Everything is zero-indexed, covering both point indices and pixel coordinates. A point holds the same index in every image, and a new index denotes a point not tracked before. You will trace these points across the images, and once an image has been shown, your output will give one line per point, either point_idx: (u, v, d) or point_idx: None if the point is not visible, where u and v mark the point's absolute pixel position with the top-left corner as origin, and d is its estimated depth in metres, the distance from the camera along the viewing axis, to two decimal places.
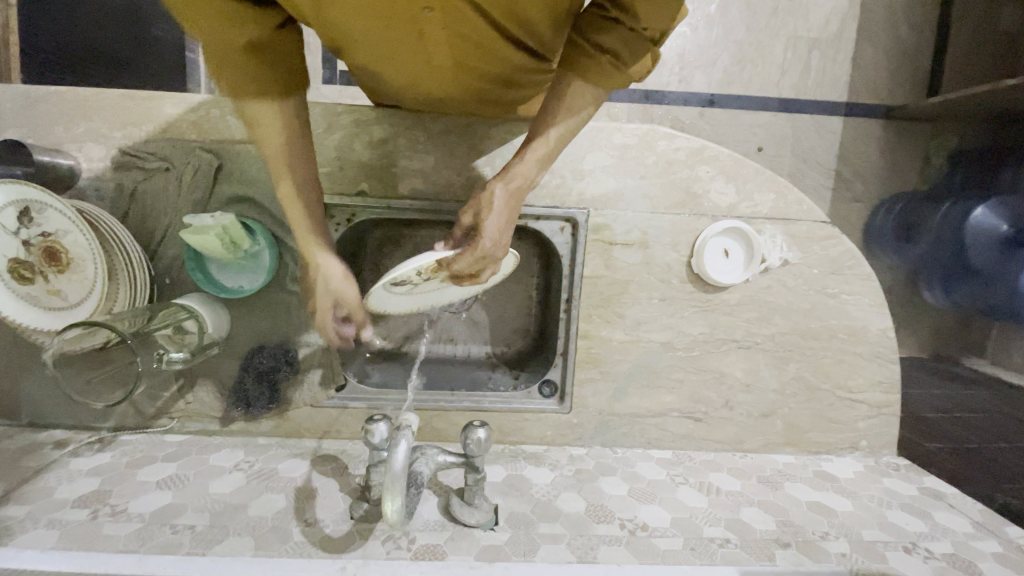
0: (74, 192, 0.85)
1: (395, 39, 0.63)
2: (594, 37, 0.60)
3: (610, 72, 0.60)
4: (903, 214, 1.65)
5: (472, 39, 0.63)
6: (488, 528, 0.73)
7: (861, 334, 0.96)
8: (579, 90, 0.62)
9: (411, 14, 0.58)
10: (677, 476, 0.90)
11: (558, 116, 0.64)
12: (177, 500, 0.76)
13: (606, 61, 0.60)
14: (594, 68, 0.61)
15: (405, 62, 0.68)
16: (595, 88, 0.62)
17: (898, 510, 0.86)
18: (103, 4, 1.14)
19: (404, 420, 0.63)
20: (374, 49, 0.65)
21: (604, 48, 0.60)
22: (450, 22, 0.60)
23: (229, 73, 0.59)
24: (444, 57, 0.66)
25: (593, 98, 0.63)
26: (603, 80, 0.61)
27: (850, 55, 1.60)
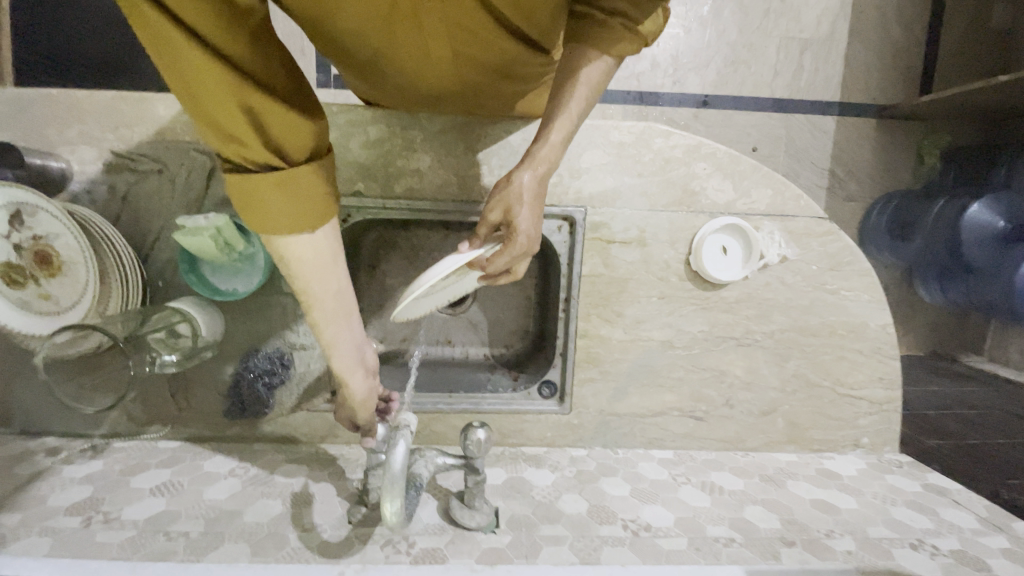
0: (65, 195, 0.83)
1: (394, 25, 0.64)
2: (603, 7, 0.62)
3: (623, 35, 0.62)
4: (898, 212, 1.62)
5: (468, 22, 0.65)
6: (489, 531, 0.72)
7: (860, 331, 0.96)
8: (594, 60, 0.63)
9: (414, 6, 0.61)
10: (679, 476, 0.89)
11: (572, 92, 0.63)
12: (171, 506, 0.75)
13: (618, 24, 0.62)
14: (606, 32, 0.62)
15: (406, 50, 0.70)
16: (607, 56, 0.63)
17: (902, 507, 0.85)
18: (95, 9, 1.13)
19: (402, 420, 0.62)
20: (383, 43, 0.68)
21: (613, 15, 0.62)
22: (447, 6, 0.62)
23: (257, 219, 0.49)
24: (442, 42, 0.68)
25: (606, 66, 0.64)
26: (615, 45, 0.62)
27: (842, 56, 1.61)
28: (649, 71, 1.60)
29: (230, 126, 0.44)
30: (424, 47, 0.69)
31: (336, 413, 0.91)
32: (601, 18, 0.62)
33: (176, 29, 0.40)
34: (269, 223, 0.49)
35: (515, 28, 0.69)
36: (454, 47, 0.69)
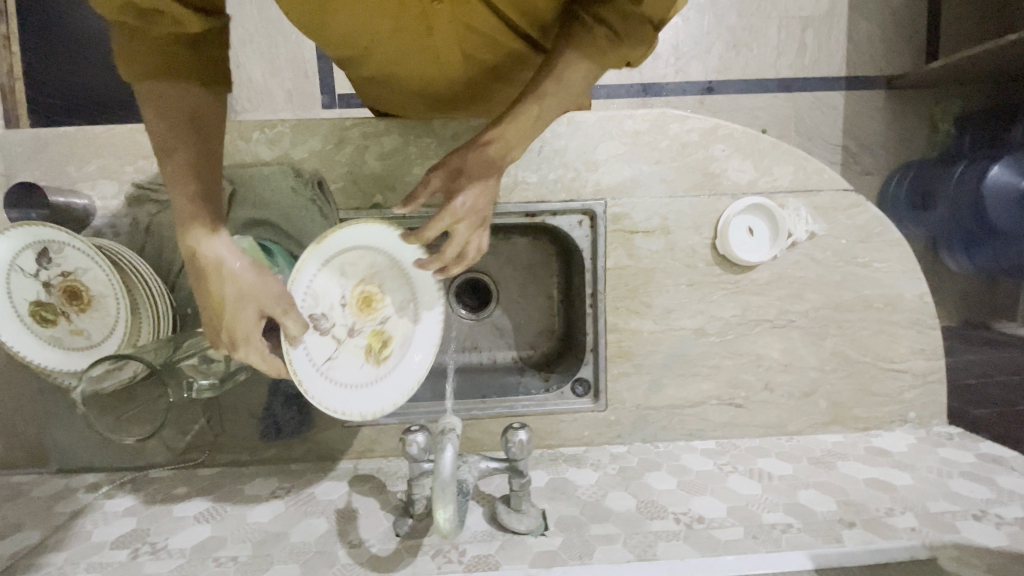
0: (90, 231, 0.84)
1: (402, 28, 0.64)
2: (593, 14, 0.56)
3: (606, 51, 0.56)
4: (915, 182, 1.59)
5: (476, 23, 0.65)
6: (539, 534, 0.70)
7: (897, 302, 0.93)
8: (577, 64, 0.57)
9: (422, 8, 0.61)
10: (725, 465, 0.87)
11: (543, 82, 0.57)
12: (217, 532, 0.74)
13: (602, 37, 0.55)
14: (591, 44, 0.55)
15: (412, 54, 0.70)
16: (590, 65, 0.57)
17: (959, 479, 0.82)
18: (104, 48, 1.15)
19: (445, 424, 0.61)
20: (389, 49, 0.69)
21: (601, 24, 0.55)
22: (455, 7, 0.62)
23: (136, 51, 0.55)
24: (450, 44, 0.68)
25: (590, 74, 0.58)
26: (598, 56, 0.56)
27: (844, 30, 1.59)
28: (650, 63, 1.59)
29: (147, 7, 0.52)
30: (431, 50, 0.69)
31: (371, 427, 0.90)
32: (589, 27, 0.55)
33: None
34: (144, 66, 0.56)
35: (524, 32, 0.68)
36: (461, 49, 0.69)
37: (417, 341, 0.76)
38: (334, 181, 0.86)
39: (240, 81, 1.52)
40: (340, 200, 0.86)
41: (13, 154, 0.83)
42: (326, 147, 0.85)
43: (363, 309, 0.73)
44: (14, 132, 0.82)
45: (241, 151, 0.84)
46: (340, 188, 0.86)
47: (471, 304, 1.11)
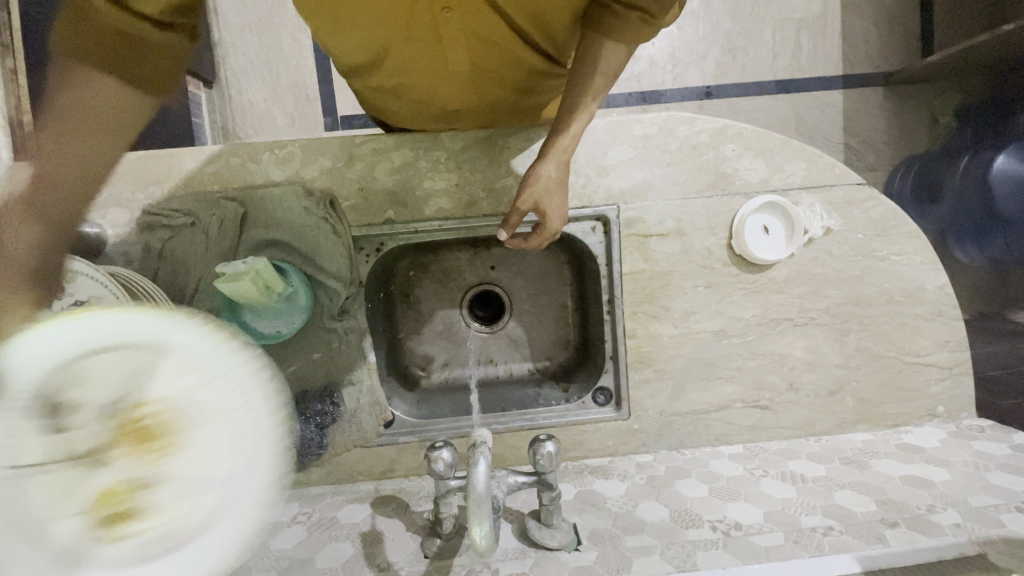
0: (102, 260, 0.84)
1: (413, 39, 0.65)
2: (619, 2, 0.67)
3: (639, 28, 0.67)
4: (920, 176, 1.59)
5: (486, 31, 0.66)
6: (573, 549, 0.68)
7: (918, 295, 0.92)
8: (612, 49, 0.69)
9: (432, 17, 0.63)
10: (756, 469, 0.85)
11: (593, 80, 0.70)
12: (240, 562, 0.72)
13: (637, 18, 0.66)
14: (620, 27, 0.67)
15: (422, 68, 0.70)
16: (621, 45, 0.69)
17: (998, 472, 0.80)
18: None
19: (478, 437, 0.59)
20: (397, 62, 0.70)
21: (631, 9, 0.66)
22: (464, 15, 0.63)
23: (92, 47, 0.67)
24: (460, 57, 0.68)
25: (619, 55, 0.70)
26: (630, 36, 0.68)
27: (838, 29, 1.60)
28: (648, 71, 1.61)
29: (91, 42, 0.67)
30: (441, 63, 0.70)
31: (391, 447, 0.89)
32: (620, 12, 0.67)
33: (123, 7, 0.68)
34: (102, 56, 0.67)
35: (529, 36, 0.70)
36: (470, 61, 0.70)
37: (190, 527, 0.50)
38: (345, 198, 0.85)
39: (244, 108, 1.53)
40: (352, 217, 0.86)
41: None
42: (336, 165, 0.85)
43: (135, 449, 0.48)
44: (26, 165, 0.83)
45: (252, 173, 0.84)
46: (352, 206, 0.86)
47: (485, 317, 1.10)
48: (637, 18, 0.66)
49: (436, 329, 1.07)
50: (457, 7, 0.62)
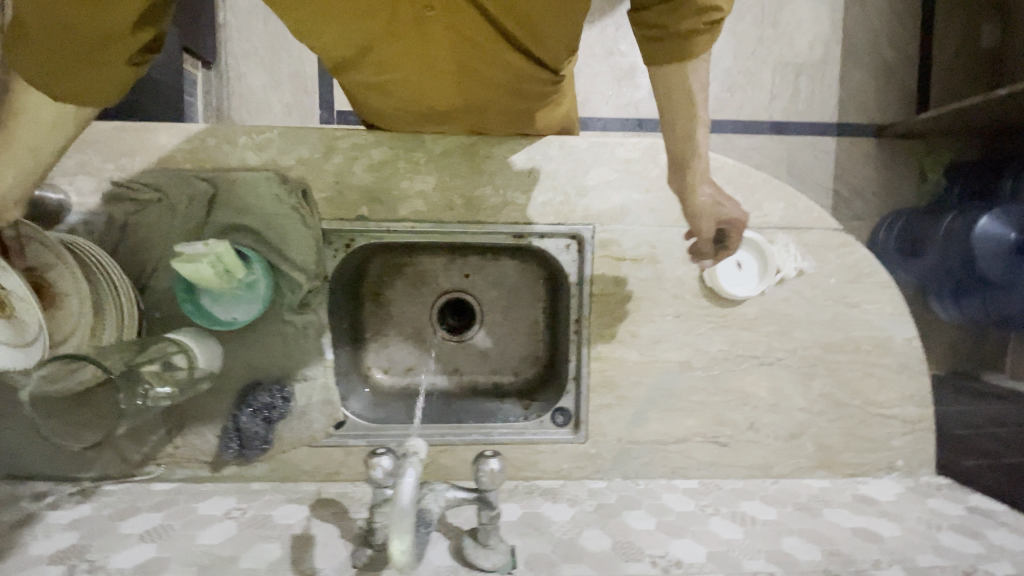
0: (63, 227, 0.82)
1: (395, 35, 0.63)
2: (684, 20, 0.62)
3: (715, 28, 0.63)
4: (904, 231, 1.60)
5: (472, 33, 0.64)
6: (506, 573, 0.66)
7: (886, 345, 0.92)
8: (698, 64, 0.67)
9: (414, 15, 0.60)
10: (707, 506, 0.83)
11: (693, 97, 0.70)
12: (162, 553, 0.69)
13: (705, 22, 0.62)
14: (698, 39, 0.64)
15: (406, 63, 0.68)
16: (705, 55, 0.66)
17: (950, 533, 0.79)
18: None
19: (410, 447, 0.57)
20: (381, 57, 0.68)
21: (696, 18, 0.62)
22: (449, 16, 0.61)
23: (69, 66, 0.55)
24: (444, 55, 0.67)
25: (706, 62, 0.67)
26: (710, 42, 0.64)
27: (837, 78, 1.62)
28: (647, 99, 1.62)
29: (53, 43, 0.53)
30: (425, 60, 0.68)
31: (339, 448, 0.86)
32: (678, 29, 0.63)
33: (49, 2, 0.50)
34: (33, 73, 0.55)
35: (518, 42, 0.68)
36: (455, 61, 0.68)
37: None
38: (319, 190, 0.84)
39: (241, 92, 1.52)
40: (325, 210, 0.85)
41: None
42: (314, 156, 0.84)
43: None
44: None
45: (228, 156, 0.83)
46: (325, 198, 0.84)
47: (454, 325, 1.08)
48: (705, 24, 0.62)
49: (403, 333, 1.05)
50: (440, 8, 0.59)
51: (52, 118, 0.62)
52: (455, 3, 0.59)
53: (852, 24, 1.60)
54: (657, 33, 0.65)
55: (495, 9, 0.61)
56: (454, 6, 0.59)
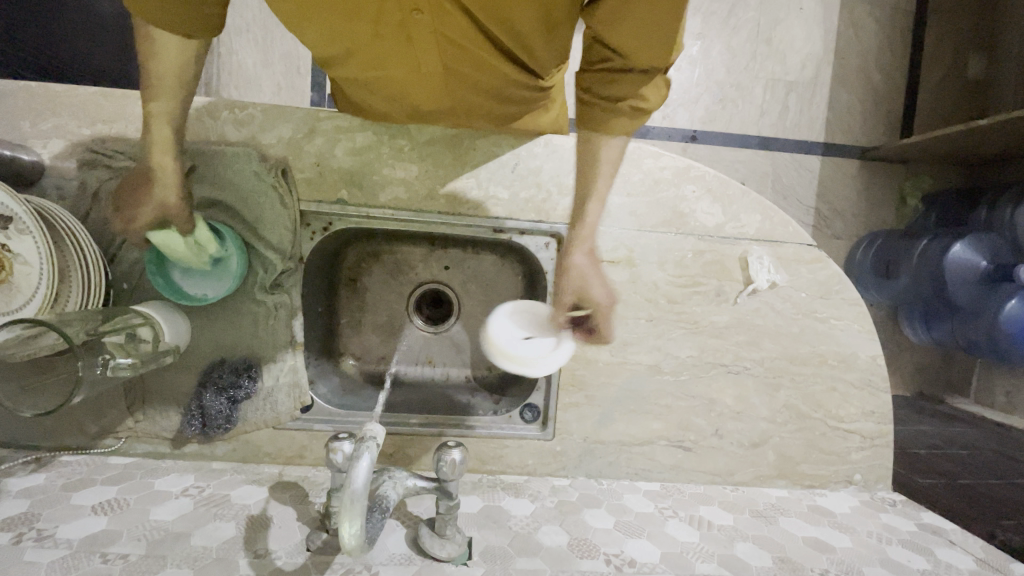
0: (35, 190, 0.80)
1: (382, 34, 0.64)
2: (613, 96, 0.72)
3: (634, 115, 0.73)
4: (882, 250, 1.60)
5: (459, 36, 0.65)
6: (460, 563, 0.67)
7: (850, 361, 0.94)
8: (612, 139, 0.75)
9: (401, 14, 0.61)
10: (666, 509, 0.85)
11: (598, 167, 0.76)
12: (113, 526, 0.68)
13: (627, 108, 0.72)
14: (616, 117, 0.73)
15: (392, 62, 0.69)
16: (619, 131, 0.75)
17: (899, 547, 0.81)
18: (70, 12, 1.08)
19: (368, 431, 0.57)
20: (369, 54, 0.68)
21: (622, 101, 0.72)
22: (436, 17, 0.62)
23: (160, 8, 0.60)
24: (431, 56, 0.67)
25: (621, 137, 0.76)
26: (624, 124, 0.74)
27: (826, 99, 1.62)
28: None
29: None
30: (412, 59, 0.68)
31: (303, 432, 0.85)
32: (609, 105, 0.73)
33: None
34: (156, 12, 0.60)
35: (505, 46, 0.68)
36: (443, 62, 0.69)
37: None
38: (299, 171, 0.84)
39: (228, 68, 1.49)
40: (304, 191, 0.84)
41: None
42: (296, 135, 0.83)
43: None
44: None
45: (208, 129, 0.82)
46: (305, 179, 0.84)
47: (430, 315, 1.08)
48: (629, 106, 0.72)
49: (377, 321, 1.04)
50: (426, 10, 0.60)
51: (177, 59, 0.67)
52: (441, 5, 0.60)
53: (844, 45, 1.60)
54: (589, 96, 0.74)
55: (481, 14, 0.62)
56: (440, 8, 0.60)
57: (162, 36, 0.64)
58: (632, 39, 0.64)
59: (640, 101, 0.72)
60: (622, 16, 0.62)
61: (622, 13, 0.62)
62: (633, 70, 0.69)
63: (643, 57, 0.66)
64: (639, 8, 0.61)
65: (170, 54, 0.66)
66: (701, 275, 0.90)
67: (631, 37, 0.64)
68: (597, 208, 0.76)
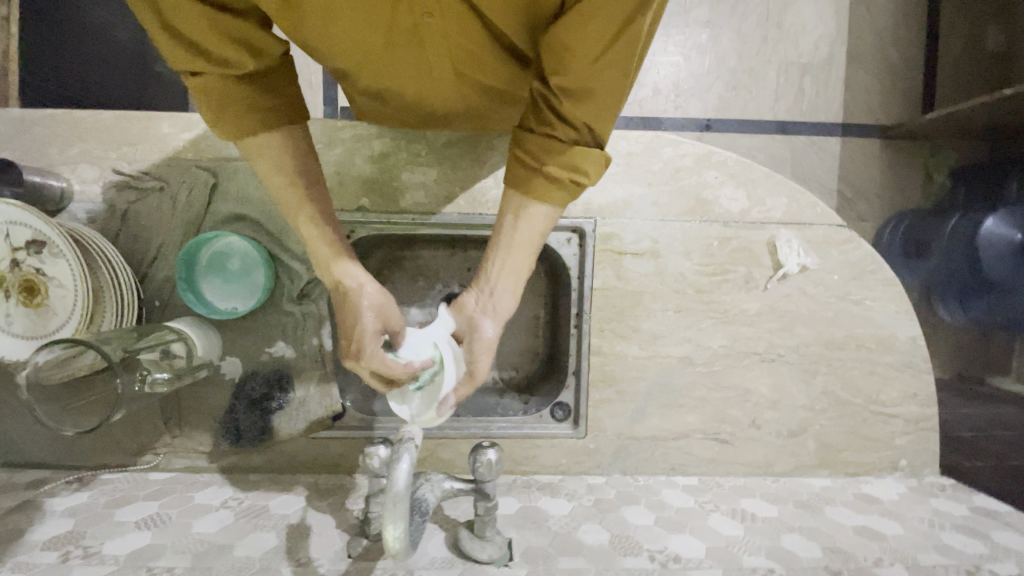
0: (65, 216, 0.82)
1: (394, 47, 0.58)
2: (549, 161, 0.53)
3: (568, 188, 0.55)
4: (912, 231, 1.51)
5: (471, 43, 0.58)
6: (503, 564, 0.67)
7: (889, 343, 0.91)
8: (539, 214, 0.56)
9: (411, 23, 0.55)
10: (707, 503, 0.83)
11: (522, 240, 0.57)
12: (157, 540, 0.69)
13: (565, 181, 0.54)
14: (550, 186, 0.55)
15: (404, 74, 0.63)
16: (553, 204, 0.56)
17: (953, 532, 0.78)
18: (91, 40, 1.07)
19: (405, 434, 0.57)
20: (377, 69, 0.62)
21: (560, 167, 0.54)
22: (448, 21, 0.55)
23: (231, 118, 0.54)
24: (442, 63, 0.61)
25: (551, 216, 0.57)
26: (557, 196, 0.55)
27: (843, 78, 1.56)
28: (651, 97, 1.54)
29: (202, 39, 0.50)
30: (422, 67, 0.62)
31: (336, 440, 0.85)
32: (550, 174, 0.54)
33: (203, 13, 0.48)
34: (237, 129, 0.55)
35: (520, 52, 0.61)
36: (454, 69, 0.62)
37: None
38: None
39: None
40: None
41: None
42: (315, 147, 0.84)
43: None
44: None
45: (229, 145, 0.83)
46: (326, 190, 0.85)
47: None
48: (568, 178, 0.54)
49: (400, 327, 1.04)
50: (438, 12, 0.53)
51: (281, 161, 0.58)
52: (453, 8, 0.53)
53: (858, 22, 1.55)
54: (521, 155, 0.55)
55: (493, 16, 0.54)
56: (454, 10, 0.53)
57: (264, 138, 0.57)
58: (585, 79, 0.49)
59: (580, 175, 0.54)
60: (587, 43, 0.47)
61: (586, 37, 0.47)
62: (574, 131, 0.53)
63: (589, 106, 0.51)
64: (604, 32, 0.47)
65: (280, 164, 0.58)
66: (729, 262, 0.88)
67: (587, 76, 0.49)
68: (513, 296, 0.59)
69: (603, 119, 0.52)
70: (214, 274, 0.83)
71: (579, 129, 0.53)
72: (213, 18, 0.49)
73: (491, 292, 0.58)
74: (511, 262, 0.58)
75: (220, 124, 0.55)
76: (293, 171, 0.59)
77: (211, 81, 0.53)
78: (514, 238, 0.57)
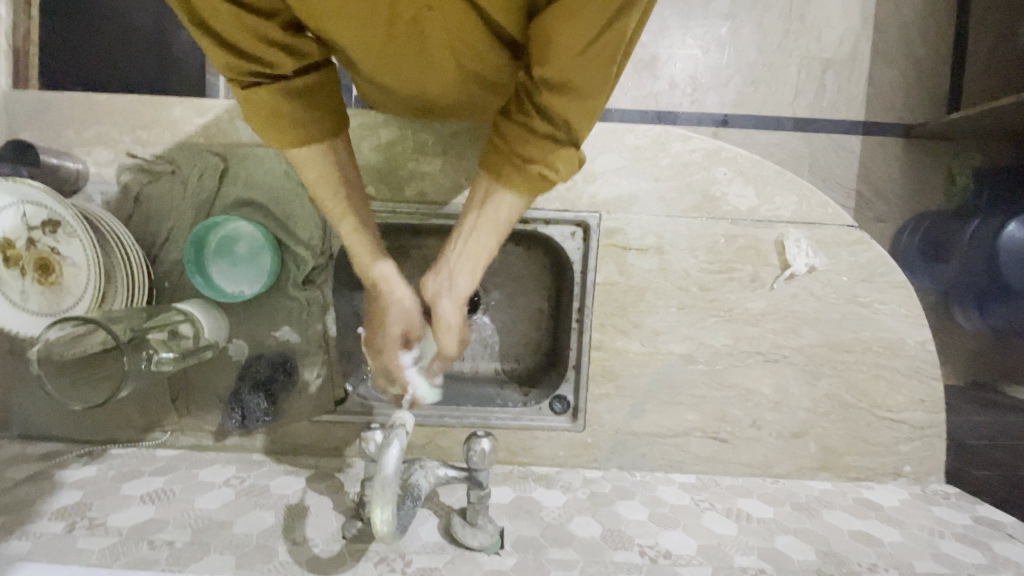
0: (80, 197, 0.84)
1: (393, 39, 0.57)
2: (523, 152, 0.54)
3: (537, 182, 0.55)
4: (930, 232, 1.46)
5: (472, 38, 0.58)
6: (493, 552, 0.68)
7: (897, 348, 0.89)
8: (504, 201, 0.57)
9: (410, 18, 0.54)
10: (702, 501, 0.83)
11: (483, 224, 0.58)
12: (160, 514, 0.71)
13: (535, 173, 0.54)
14: (518, 176, 0.55)
15: (404, 66, 0.63)
16: (520, 193, 0.57)
17: (953, 541, 0.77)
18: (108, 23, 1.09)
19: (398, 419, 0.58)
20: (378, 60, 0.62)
21: (533, 160, 0.54)
22: (449, 16, 0.54)
23: (278, 129, 0.55)
24: (441, 55, 0.60)
25: (517, 204, 0.58)
26: (523, 187, 0.56)
27: (867, 74, 1.51)
28: (666, 91, 1.51)
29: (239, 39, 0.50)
30: (421, 59, 0.62)
31: (336, 424, 0.87)
32: (520, 164, 0.54)
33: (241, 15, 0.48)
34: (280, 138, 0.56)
35: (519, 46, 0.61)
36: (453, 61, 0.62)
37: None
38: None
39: None
40: None
41: (14, 114, 0.84)
42: None
43: None
44: (18, 92, 0.83)
45: (238, 131, 0.84)
46: None
47: None
48: (536, 170, 0.54)
49: None
50: (438, 8, 0.53)
51: (325, 174, 0.60)
52: (453, 4, 0.52)
53: (885, 16, 1.49)
54: (498, 143, 0.56)
55: (490, 8, 0.53)
56: (454, 5, 0.53)
57: (309, 151, 0.58)
58: (567, 75, 0.48)
59: (551, 169, 0.54)
60: (568, 41, 0.46)
61: (569, 34, 0.46)
62: (549, 128, 0.52)
63: (570, 107, 0.51)
64: (589, 31, 0.45)
65: (325, 175, 0.60)
66: (735, 260, 0.87)
67: (569, 73, 0.48)
68: (472, 278, 0.61)
69: (582, 120, 0.52)
70: (222, 259, 0.84)
71: (557, 125, 0.52)
72: (252, 24, 0.49)
73: (451, 275, 0.61)
74: (470, 246, 0.60)
75: (264, 130, 0.56)
76: (338, 178, 0.60)
77: (258, 94, 0.53)
78: (477, 224, 0.59)
